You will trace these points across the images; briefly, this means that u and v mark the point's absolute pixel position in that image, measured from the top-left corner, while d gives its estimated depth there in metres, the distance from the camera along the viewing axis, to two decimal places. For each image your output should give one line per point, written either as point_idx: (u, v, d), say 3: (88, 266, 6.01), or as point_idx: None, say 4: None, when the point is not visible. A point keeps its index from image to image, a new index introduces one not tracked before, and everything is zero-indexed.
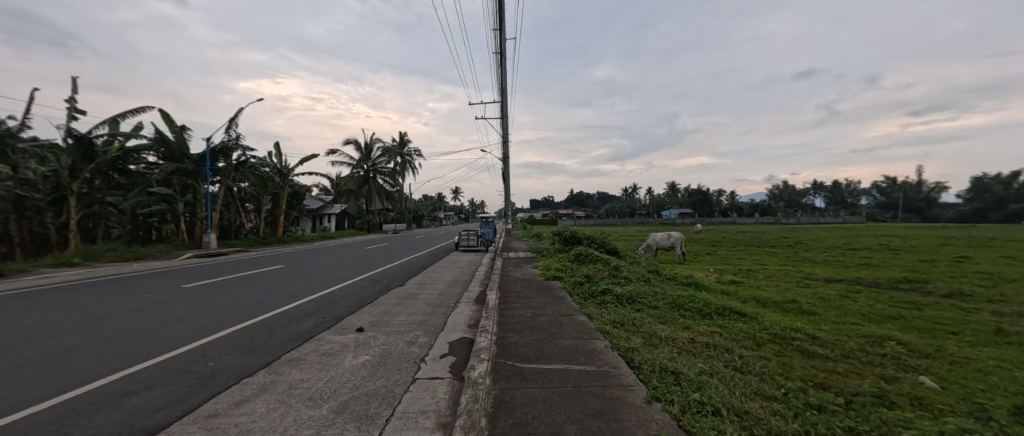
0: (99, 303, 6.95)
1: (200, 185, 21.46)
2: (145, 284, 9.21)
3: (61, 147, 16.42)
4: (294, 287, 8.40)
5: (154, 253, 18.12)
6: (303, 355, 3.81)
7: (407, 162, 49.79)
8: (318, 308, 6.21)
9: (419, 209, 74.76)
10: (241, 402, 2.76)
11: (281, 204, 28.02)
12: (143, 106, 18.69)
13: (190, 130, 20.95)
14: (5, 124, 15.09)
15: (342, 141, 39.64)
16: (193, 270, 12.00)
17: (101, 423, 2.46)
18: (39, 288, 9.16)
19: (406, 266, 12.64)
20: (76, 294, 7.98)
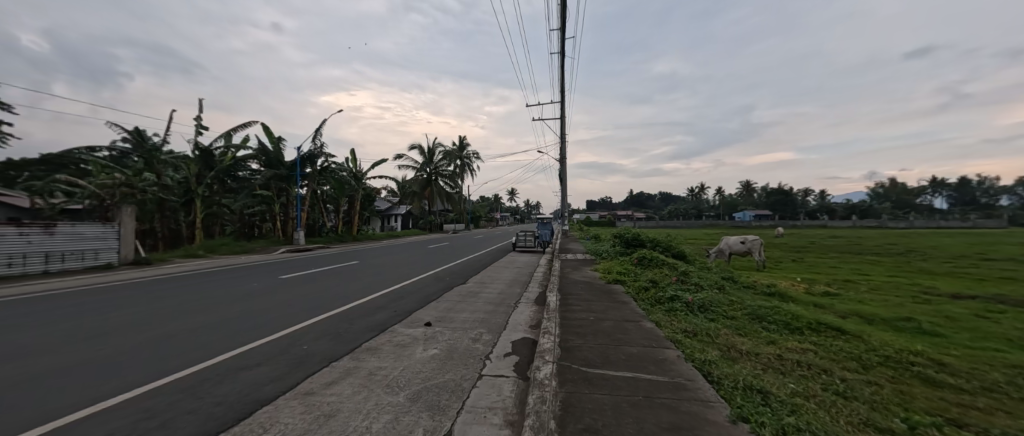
0: (217, 290, 8.25)
1: (291, 187, 24.68)
2: (250, 275, 10.71)
3: (190, 158, 19.59)
4: (368, 281, 9.20)
5: (256, 248, 21.06)
6: (379, 345, 4.12)
7: (465, 165, 51.77)
8: (389, 302, 6.68)
9: (478, 210, 77.49)
10: (331, 383, 3.08)
11: (355, 205, 30.82)
12: (249, 121, 21.74)
13: (284, 141, 24.00)
14: (152, 140, 18.60)
15: (406, 146, 42.26)
16: (285, 264, 13.69)
17: (225, 391, 2.92)
18: (175, 275, 11.14)
19: (466, 265, 13.10)
20: (199, 282, 9.53)
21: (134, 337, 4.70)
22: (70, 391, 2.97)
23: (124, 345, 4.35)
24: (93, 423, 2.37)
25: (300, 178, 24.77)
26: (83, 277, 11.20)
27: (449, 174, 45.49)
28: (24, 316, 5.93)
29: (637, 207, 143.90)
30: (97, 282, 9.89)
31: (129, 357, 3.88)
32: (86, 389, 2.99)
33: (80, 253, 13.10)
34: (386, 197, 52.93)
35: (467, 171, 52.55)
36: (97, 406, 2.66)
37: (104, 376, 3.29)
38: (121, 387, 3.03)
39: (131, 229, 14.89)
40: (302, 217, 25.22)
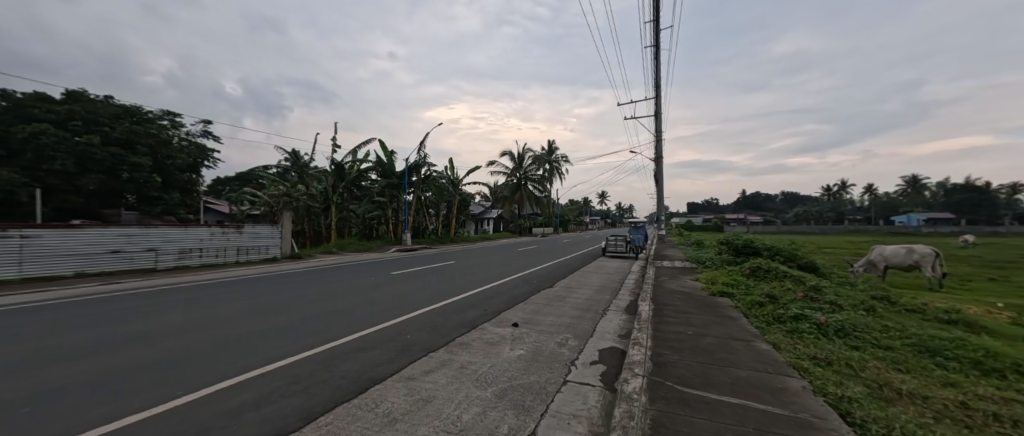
0: (344, 282, 9.95)
1: (401, 194, 28.31)
2: (369, 271, 12.62)
3: (328, 172, 24.08)
4: (462, 280, 9.93)
5: (374, 247, 24.73)
6: (470, 340, 4.41)
7: (555, 168, 52.15)
8: (481, 301, 7.10)
9: (568, 214, 76.86)
10: (429, 371, 3.42)
11: (453, 209, 33.72)
12: (370, 138, 25.73)
13: (396, 154, 27.65)
14: (303, 159, 23.41)
15: (499, 153, 44.56)
16: (395, 262, 15.70)
17: (349, 368, 3.52)
18: (318, 268, 13.81)
19: (553, 269, 13.10)
20: (334, 275, 11.66)
21: (287, 318, 6.00)
22: (249, 358, 3.97)
23: (281, 324, 5.62)
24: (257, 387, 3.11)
25: (408, 186, 28.26)
26: (261, 267, 14.73)
27: (537, 178, 46.39)
28: (226, 296, 8.09)
29: (752, 210, 123.96)
30: (268, 272, 12.87)
31: (285, 334, 4.98)
32: (258, 358, 3.97)
33: (257, 248, 17.29)
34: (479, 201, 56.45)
35: (556, 175, 52.85)
36: (264, 374, 3.49)
37: (269, 348, 4.32)
38: (279, 358, 3.91)
39: (289, 229, 18.90)
40: (409, 220, 28.67)
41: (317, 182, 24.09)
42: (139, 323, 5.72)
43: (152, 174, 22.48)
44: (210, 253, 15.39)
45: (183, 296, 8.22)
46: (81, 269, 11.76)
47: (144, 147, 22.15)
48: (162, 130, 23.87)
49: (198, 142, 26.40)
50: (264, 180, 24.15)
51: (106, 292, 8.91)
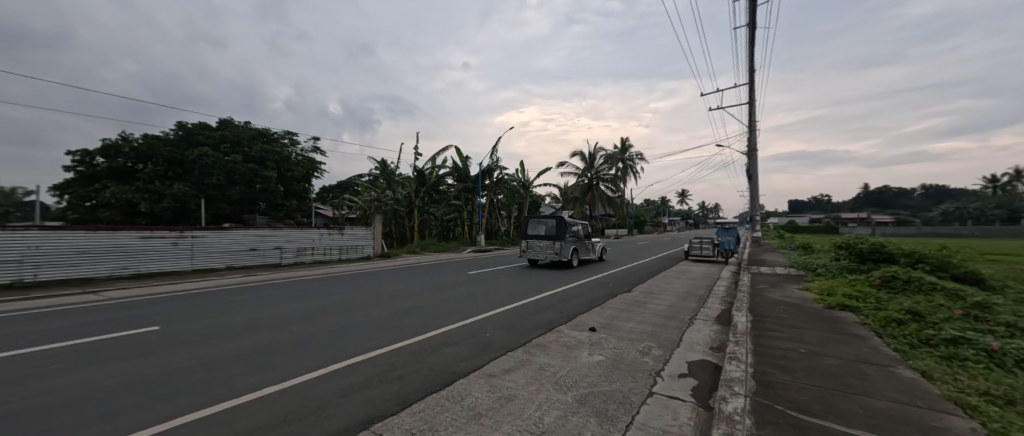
0: (426, 281, 10.77)
1: (475, 197, 29.70)
2: (447, 270, 13.48)
3: (411, 179, 26.35)
4: (536, 282, 9.99)
5: (451, 247, 26.30)
6: (547, 342, 4.42)
7: (629, 167, 49.90)
8: (555, 303, 7.06)
9: (643, 214, 72.79)
10: (509, 370, 3.50)
11: (525, 211, 34.26)
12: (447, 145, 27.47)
13: (470, 159, 29.07)
14: (390, 167, 25.98)
15: (569, 154, 44.16)
16: (471, 262, 16.44)
17: (435, 362, 3.76)
18: (405, 267, 15.15)
19: (631, 273, 12.45)
20: (418, 273, 12.70)
21: (380, 312, 6.71)
22: (352, 346, 4.54)
23: (375, 317, 6.30)
24: (358, 374, 3.53)
25: (481, 189, 29.58)
26: (359, 265, 16.68)
27: (610, 178, 44.84)
28: (332, 289, 9.37)
29: (877, 208, 102.96)
30: (365, 269, 14.53)
31: (378, 327, 5.55)
32: (359, 347, 4.49)
33: (354, 247, 19.65)
34: (549, 202, 56.55)
35: (629, 174, 50.53)
36: (365, 361, 3.94)
37: (366, 339, 4.88)
38: (375, 348, 4.37)
39: (379, 231, 21.09)
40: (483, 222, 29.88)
41: (402, 188, 26.55)
42: (270, 310, 6.95)
43: (278, 185, 27.00)
44: (319, 251, 17.93)
45: (300, 288, 9.76)
46: (230, 263, 14.70)
47: (272, 163, 26.86)
48: (284, 148, 28.68)
49: (310, 156, 31.07)
50: (358, 187, 27.39)
51: (247, 283, 10.97)
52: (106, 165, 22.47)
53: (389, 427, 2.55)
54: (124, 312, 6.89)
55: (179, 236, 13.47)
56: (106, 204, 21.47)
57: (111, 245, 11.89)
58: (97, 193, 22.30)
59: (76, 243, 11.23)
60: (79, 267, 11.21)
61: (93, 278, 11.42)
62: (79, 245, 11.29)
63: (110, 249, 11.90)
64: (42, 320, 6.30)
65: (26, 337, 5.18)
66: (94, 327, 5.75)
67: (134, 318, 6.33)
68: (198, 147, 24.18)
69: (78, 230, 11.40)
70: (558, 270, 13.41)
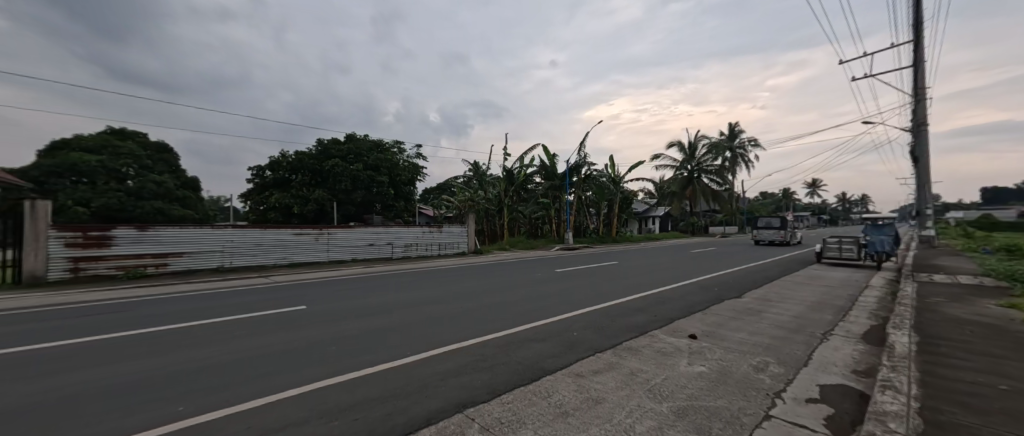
0: (514, 277, 11.19)
1: (563, 195, 29.67)
2: (535, 267, 13.75)
3: (501, 179, 27.69)
4: (627, 282, 9.45)
5: (539, 245, 26.74)
6: (639, 346, 4.18)
7: (739, 156, 43.91)
8: (648, 305, 6.60)
9: (760, 209, 62.68)
10: (597, 371, 3.43)
11: (615, 208, 32.75)
12: (534, 144, 28.04)
13: (557, 156, 29.13)
14: (482, 169, 27.73)
15: (665, 145, 40.82)
16: (558, 259, 16.51)
17: (524, 356, 3.91)
18: (496, 263, 16.00)
19: (741, 276, 10.87)
20: (507, 269, 13.28)
21: (473, 303, 7.24)
22: (450, 335, 5.02)
23: (469, 308, 6.83)
24: (455, 360, 3.90)
25: (568, 187, 29.48)
26: (457, 260, 18.23)
27: (715, 169, 40.14)
28: (432, 281, 10.45)
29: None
30: (461, 263, 15.83)
31: (472, 317, 6.02)
32: (455, 335, 4.95)
33: (451, 243, 21.53)
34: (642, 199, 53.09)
35: (740, 163, 44.45)
36: (461, 348, 4.34)
37: (462, 328, 5.34)
38: (469, 338, 4.75)
39: (473, 228, 22.72)
40: (571, 220, 29.62)
41: (493, 188, 28.15)
42: (385, 297, 8.12)
43: (389, 188, 31.12)
44: (423, 246, 20.20)
45: (407, 280, 11.14)
46: (355, 255, 17.59)
47: (385, 170, 31.12)
48: (394, 155, 32.96)
49: (414, 162, 35.08)
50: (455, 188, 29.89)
51: (368, 274, 13.03)
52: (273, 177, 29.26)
53: (481, 414, 2.76)
54: (286, 294, 8.89)
55: (320, 233, 16.64)
56: (274, 207, 27.92)
57: (276, 240, 15.42)
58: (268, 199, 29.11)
59: (254, 238, 14.92)
60: (255, 256, 14.88)
61: (265, 265, 15.00)
62: (256, 240, 14.97)
63: (276, 242, 15.42)
64: (237, 297, 8.55)
65: (228, 310, 7.10)
66: (268, 304, 7.53)
67: (292, 299, 8.09)
68: (332, 159, 29.55)
69: (256, 228, 15.06)
70: (651, 270, 12.51)
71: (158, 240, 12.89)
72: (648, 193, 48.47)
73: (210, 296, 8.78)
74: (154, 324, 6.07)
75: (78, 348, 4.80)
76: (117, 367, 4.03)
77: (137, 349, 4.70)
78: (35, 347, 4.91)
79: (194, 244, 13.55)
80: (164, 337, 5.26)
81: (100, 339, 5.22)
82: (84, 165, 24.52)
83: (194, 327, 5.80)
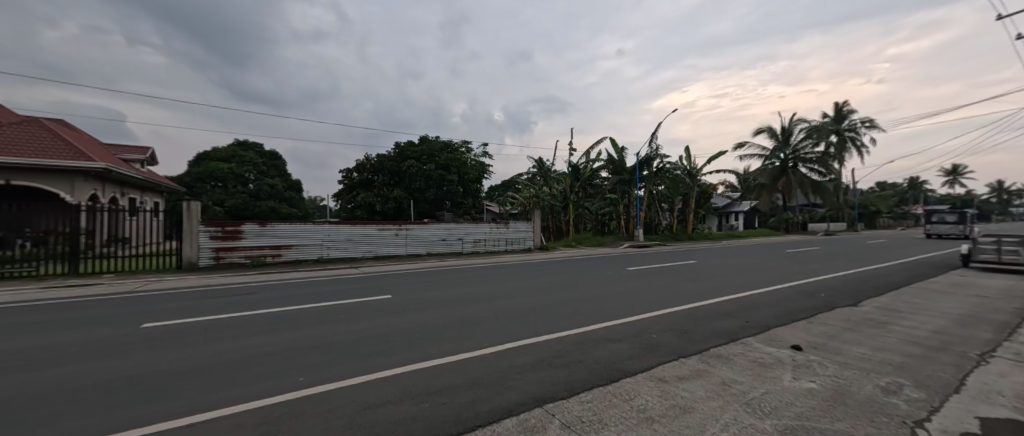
0: (586, 274, 11.02)
1: (632, 190, 28.41)
2: (606, 264, 13.40)
3: (566, 175, 27.40)
4: (710, 283, 8.71)
5: (608, 242, 25.98)
6: (730, 355, 3.83)
7: (846, 141, 38.44)
8: (737, 310, 6.03)
9: (876, 202, 53.04)
10: (683, 378, 3.21)
11: (691, 203, 30.48)
12: (602, 137, 27.25)
13: (626, 149, 27.94)
14: (547, 165, 27.77)
15: (753, 132, 36.83)
16: (631, 257, 15.83)
17: (600, 356, 3.83)
18: (566, 259, 15.88)
19: (857, 281, 9.33)
20: (577, 266, 13.13)
21: (545, 299, 7.30)
22: (523, 330, 5.10)
23: (542, 303, 6.91)
24: (529, 355, 3.97)
25: (638, 181, 28.03)
26: (526, 256, 18.46)
27: (816, 157, 35.59)
28: (505, 277, 10.75)
29: None
30: (530, 260, 15.99)
31: (545, 314, 6.07)
32: (530, 330, 5.05)
33: (518, 239, 21.88)
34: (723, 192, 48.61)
35: (848, 150, 38.83)
36: (535, 343, 4.39)
37: (535, 323, 5.42)
38: (542, 334, 4.80)
39: (539, 225, 22.75)
40: (642, 216, 28.22)
41: (558, 184, 27.91)
42: (462, 290, 8.57)
43: (457, 186, 32.74)
44: (491, 242, 20.83)
45: (480, 274, 11.60)
46: (429, 250, 18.78)
47: (454, 169, 32.81)
48: (462, 155, 34.56)
49: (481, 161, 36.38)
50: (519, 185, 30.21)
51: (442, 268, 13.77)
52: (359, 178, 32.61)
53: (561, 410, 2.75)
54: (378, 283, 9.88)
55: (399, 229, 18.06)
56: (360, 206, 31.12)
57: (363, 235, 17.10)
58: (355, 198, 32.54)
59: (346, 234, 16.73)
60: (347, 249, 16.69)
61: (354, 257, 16.75)
62: (347, 235, 16.76)
63: (364, 237, 17.13)
64: (338, 285, 9.73)
65: (331, 296, 8.14)
66: (362, 292, 8.44)
67: (382, 288, 8.97)
68: (408, 160, 31.96)
69: (348, 224, 16.87)
70: (740, 270, 11.37)
71: (273, 234, 15.16)
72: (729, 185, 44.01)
73: (317, 283, 10.13)
74: (278, 305, 7.22)
75: (225, 322, 5.93)
76: (251, 341, 4.87)
77: (264, 326, 5.63)
78: (196, 319, 6.19)
79: (300, 238, 15.65)
80: (283, 317, 6.21)
81: (240, 316, 6.37)
82: (220, 173, 30.70)
83: (307, 309, 6.76)
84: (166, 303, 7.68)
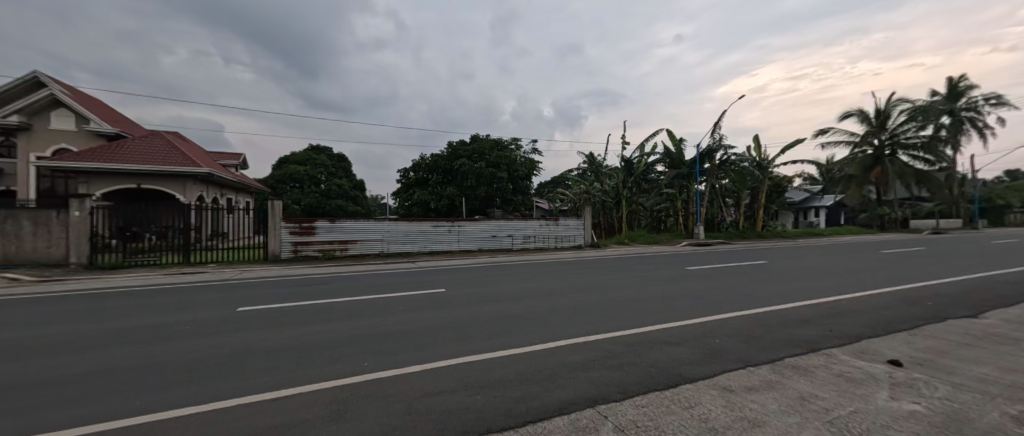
0: (640, 272, 10.60)
1: (692, 185, 26.65)
2: (662, 263, 12.75)
3: (619, 169, 26.43)
4: (784, 286, 7.90)
5: (664, 240, 24.69)
6: (810, 367, 3.44)
7: (961, 122, 32.79)
8: (817, 316, 5.40)
9: (1005, 194, 44.12)
10: (752, 389, 2.95)
11: (760, 198, 27.92)
12: (659, 129, 25.96)
13: (685, 141, 26.32)
14: (598, 160, 27.03)
15: (839, 116, 32.48)
16: (690, 256, 14.89)
17: (656, 359, 3.65)
18: (619, 257, 15.39)
19: (979, 287, 7.85)
20: (631, 264, 12.67)
21: (597, 298, 7.14)
22: (575, 327, 5.04)
23: (594, 302, 6.77)
24: (581, 354, 3.90)
25: (698, 175, 26.25)
26: (577, 253, 18.22)
27: (921, 142, 30.68)
28: (556, 274, 10.71)
29: None
30: (581, 257, 15.76)
31: (597, 312, 5.95)
32: (582, 328, 4.98)
33: (568, 236, 21.65)
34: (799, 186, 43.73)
35: (963, 132, 33.17)
36: (587, 343, 4.32)
37: (587, 322, 5.33)
38: (594, 333, 4.71)
39: (589, 222, 22.26)
40: (703, 212, 26.35)
41: (610, 179, 27.11)
42: (514, 286, 8.70)
43: (508, 184, 33.30)
44: (540, 239, 20.86)
45: (531, 270, 11.69)
46: (481, 245, 19.32)
47: (504, 166, 33.40)
48: (511, 152, 35.04)
49: (530, 158, 36.56)
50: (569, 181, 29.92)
51: (495, 264, 14.07)
52: (416, 177, 34.48)
53: (615, 413, 2.67)
54: (435, 277, 10.41)
55: (452, 226, 18.79)
56: (417, 203, 32.89)
57: (419, 231, 18.06)
58: (411, 196, 34.47)
59: (404, 230, 17.78)
60: (405, 244, 17.74)
61: (411, 252, 17.75)
62: (405, 231, 17.80)
63: (420, 233, 18.09)
64: (399, 278, 10.43)
65: (393, 287, 8.74)
66: (420, 285, 8.94)
67: (438, 282, 9.43)
68: (460, 159, 33.13)
69: (407, 221, 17.89)
70: (821, 272, 10.16)
71: (342, 230, 16.60)
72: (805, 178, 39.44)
73: (380, 276, 10.94)
74: (347, 295, 7.92)
75: (304, 309, 6.64)
76: (325, 326, 5.41)
77: (335, 314, 6.22)
78: (281, 305, 7.02)
79: (364, 234, 16.96)
80: (351, 306, 6.81)
81: (315, 303, 7.09)
82: (298, 175, 34.16)
83: (372, 299, 7.33)
84: (257, 289, 8.81)
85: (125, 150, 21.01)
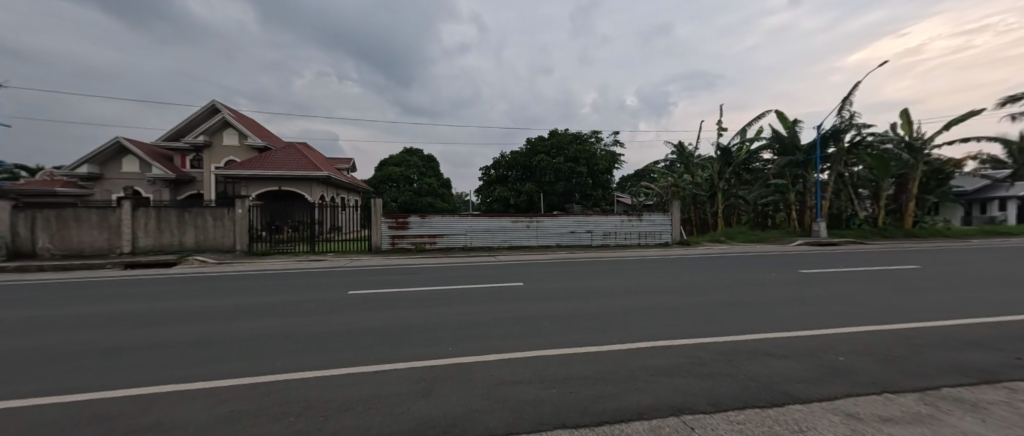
0: (741, 274, 9.45)
1: (810, 173, 22.71)
2: (769, 265, 11.17)
3: (714, 159, 23.73)
4: (946, 298, 6.25)
5: (772, 238, 21.55)
6: (981, 402, 2.68)
7: None
8: (998, 339, 4.17)
9: None
10: (889, 420, 2.42)
11: (909, 188, 22.63)
12: (765, 111, 22.73)
13: (800, 122, 22.61)
14: (689, 150, 24.70)
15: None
16: (808, 257, 12.74)
17: (757, 372, 3.24)
18: (715, 257, 13.93)
19: None
20: (729, 264, 11.38)
21: (687, 300, 6.60)
22: (659, 330, 4.74)
23: (682, 304, 6.28)
24: (665, 358, 3.66)
25: (819, 161, 22.21)
26: (666, 251, 17.00)
27: None
28: (641, 272, 10.19)
29: None
30: (670, 255, 14.65)
31: (686, 316, 5.50)
32: (668, 332, 4.65)
33: (653, 233, 20.34)
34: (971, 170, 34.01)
35: None
36: (674, 347, 4.03)
37: (675, 325, 4.96)
38: (682, 337, 4.37)
39: (678, 217, 20.58)
40: (825, 206, 22.26)
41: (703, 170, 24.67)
42: (596, 283, 8.53)
43: (587, 178, 32.77)
44: (622, 235, 19.97)
45: (614, 268, 11.31)
46: (559, 241, 19.30)
47: (584, 161, 32.94)
48: (591, 146, 34.35)
49: (611, 150, 35.26)
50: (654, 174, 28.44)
51: (576, 260, 13.91)
52: (496, 174, 35.88)
53: (704, 424, 2.44)
54: (518, 271, 10.79)
55: (531, 221, 19.10)
56: (498, 200, 34.20)
57: (499, 226, 18.79)
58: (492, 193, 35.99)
59: (485, 225, 18.66)
60: (487, 238, 18.64)
61: (492, 247, 18.58)
62: (486, 227, 18.67)
63: (500, 228, 18.82)
64: (485, 270, 11.07)
65: (478, 279, 9.31)
66: (503, 278, 9.37)
67: (520, 276, 9.74)
68: (539, 155, 33.52)
69: (488, 216, 18.69)
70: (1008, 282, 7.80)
71: (431, 225, 18.13)
72: (984, 161, 30.28)
73: (466, 268, 11.72)
74: (438, 284, 8.69)
75: (402, 295, 7.49)
76: (417, 312, 6.02)
77: (427, 301, 6.88)
78: (385, 291, 8.02)
79: (451, 229, 18.28)
80: (441, 295, 7.46)
81: (412, 291, 7.93)
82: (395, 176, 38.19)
83: (459, 289, 7.92)
84: (367, 276, 10.22)
85: (269, 159, 25.94)
